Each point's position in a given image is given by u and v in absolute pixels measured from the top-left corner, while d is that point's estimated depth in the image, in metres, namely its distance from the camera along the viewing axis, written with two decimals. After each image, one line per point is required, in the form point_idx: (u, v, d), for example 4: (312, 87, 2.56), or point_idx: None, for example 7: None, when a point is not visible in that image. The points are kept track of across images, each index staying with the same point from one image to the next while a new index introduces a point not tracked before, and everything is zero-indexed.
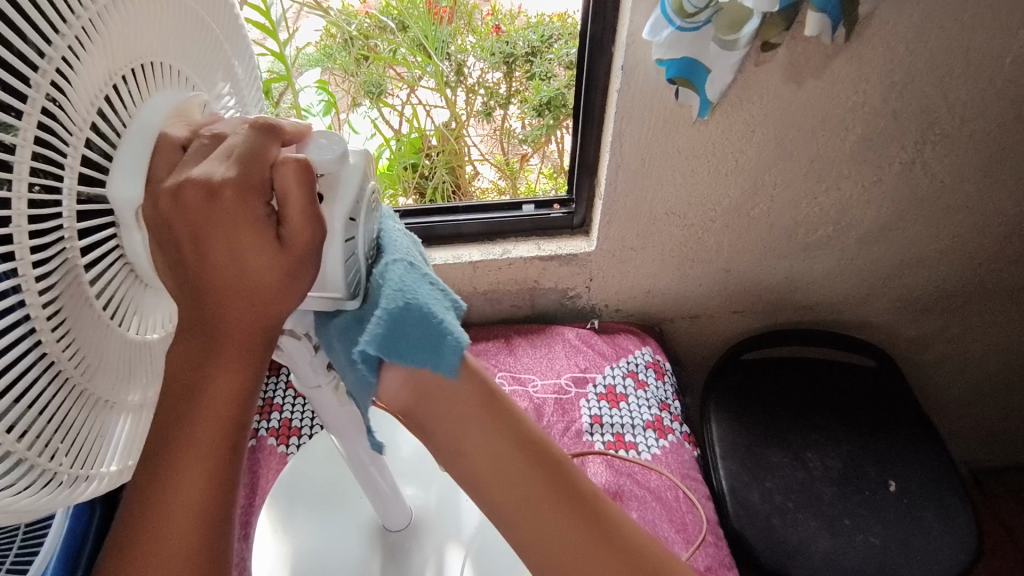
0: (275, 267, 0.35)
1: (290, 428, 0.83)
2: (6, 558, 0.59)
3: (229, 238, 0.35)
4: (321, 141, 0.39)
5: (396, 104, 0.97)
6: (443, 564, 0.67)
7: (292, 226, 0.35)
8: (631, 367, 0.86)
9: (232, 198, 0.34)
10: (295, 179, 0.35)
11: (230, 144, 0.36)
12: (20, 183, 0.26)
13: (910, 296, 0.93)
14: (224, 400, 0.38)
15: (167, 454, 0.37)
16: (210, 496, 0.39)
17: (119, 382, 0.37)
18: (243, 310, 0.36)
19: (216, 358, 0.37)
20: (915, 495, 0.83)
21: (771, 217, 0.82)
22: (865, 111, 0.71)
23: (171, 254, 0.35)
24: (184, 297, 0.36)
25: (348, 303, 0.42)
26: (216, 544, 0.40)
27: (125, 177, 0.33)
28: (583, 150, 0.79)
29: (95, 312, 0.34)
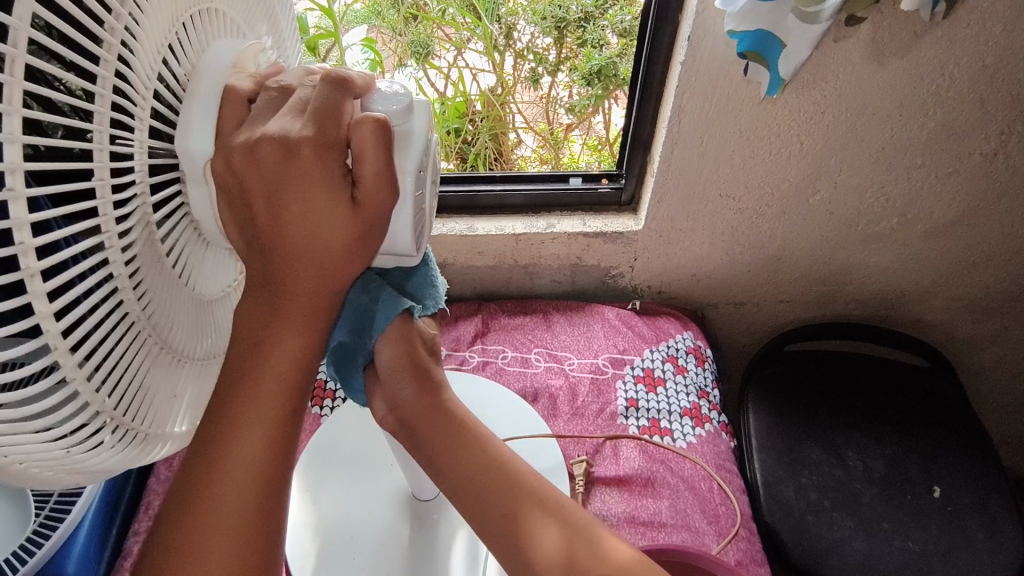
0: (345, 229, 0.35)
1: (324, 390, 0.83)
2: (50, 499, 0.60)
3: (301, 197, 0.34)
4: (387, 92, 0.37)
5: (442, 66, 0.95)
6: (468, 540, 0.67)
7: (364, 186, 0.34)
8: (672, 352, 0.84)
9: (310, 156, 0.34)
10: (369, 138, 0.33)
11: (301, 97, 0.35)
12: (101, 133, 0.26)
13: (972, 296, 0.88)
14: (287, 361, 0.37)
15: (225, 422, 0.36)
16: (270, 463, 0.38)
17: (191, 341, 0.37)
18: (311, 272, 0.36)
19: (279, 319, 0.37)
20: (960, 504, 0.79)
21: (832, 205, 0.78)
22: (950, 96, 0.66)
23: (242, 211, 0.35)
24: (254, 256, 0.36)
25: (412, 260, 0.41)
26: (273, 516, 0.38)
27: (194, 131, 0.32)
28: (637, 124, 0.76)
29: (167, 270, 0.34)
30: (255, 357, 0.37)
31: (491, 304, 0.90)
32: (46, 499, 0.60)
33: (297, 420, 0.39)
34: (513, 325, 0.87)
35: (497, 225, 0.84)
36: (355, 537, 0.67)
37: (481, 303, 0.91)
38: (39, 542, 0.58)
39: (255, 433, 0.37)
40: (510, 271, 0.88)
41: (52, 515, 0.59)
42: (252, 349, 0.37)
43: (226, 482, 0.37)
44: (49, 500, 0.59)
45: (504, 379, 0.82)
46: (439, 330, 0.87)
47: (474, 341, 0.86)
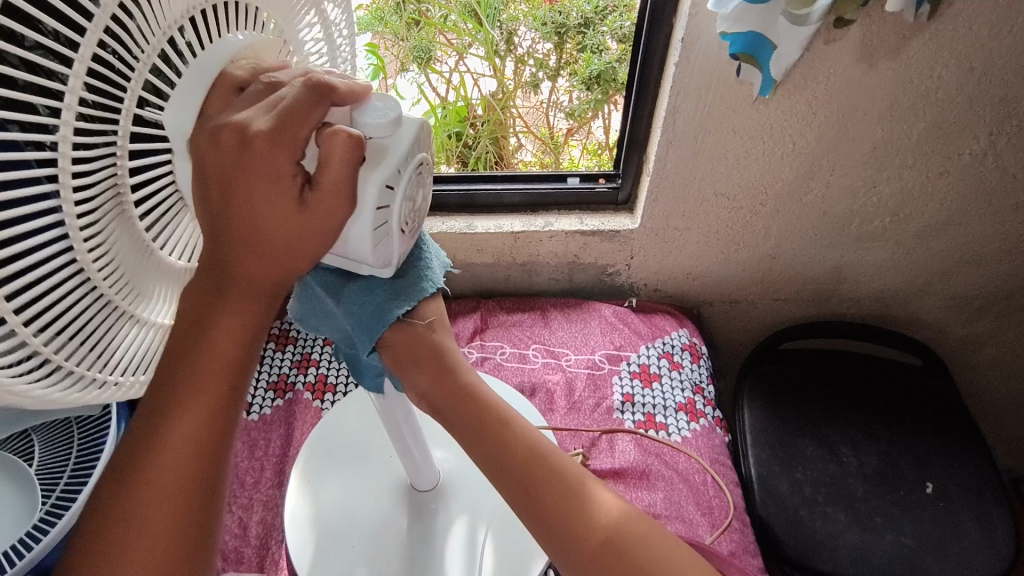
0: (295, 224, 0.36)
1: (325, 384, 0.84)
2: (57, 488, 0.61)
3: (255, 186, 0.35)
4: (376, 104, 0.39)
5: (444, 71, 0.97)
6: (466, 532, 0.68)
7: (321, 190, 0.35)
8: (667, 348, 0.85)
9: (263, 150, 0.35)
10: (337, 147, 0.35)
11: (281, 95, 0.36)
12: (70, 112, 0.27)
13: (964, 296, 0.90)
14: (231, 338, 0.39)
15: (174, 389, 0.38)
16: (208, 436, 0.39)
17: (154, 302, 0.38)
18: (260, 261, 0.37)
19: (224, 301, 0.38)
20: (953, 498, 0.80)
21: (824, 204, 0.79)
22: (938, 97, 0.68)
23: (201, 192, 0.36)
24: (212, 238, 0.37)
25: (370, 269, 0.42)
26: (209, 487, 0.40)
27: (180, 107, 0.34)
28: (634, 125, 0.78)
29: (134, 236, 0.35)
30: (198, 339, 0.38)
31: (490, 301, 0.92)
32: (52, 488, 0.61)
33: (238, 400, 0.40)
34: (511, 322, 0.89)
35: (496, 224, 0.86)
36: (354, 526, 0.69)
37: (480, 300, 0.93)
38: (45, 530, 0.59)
39: (197, 411, 0.38)
40: (508, 268, 0.90)
41: (58, 502, 0.60)
42: (196, 329, 0.38)
43: (168, 457, 0.38)
44: (56, 489, 0.61)
45: (503, 375, 0.83)
46: None
47: (473, 337, 0.87)
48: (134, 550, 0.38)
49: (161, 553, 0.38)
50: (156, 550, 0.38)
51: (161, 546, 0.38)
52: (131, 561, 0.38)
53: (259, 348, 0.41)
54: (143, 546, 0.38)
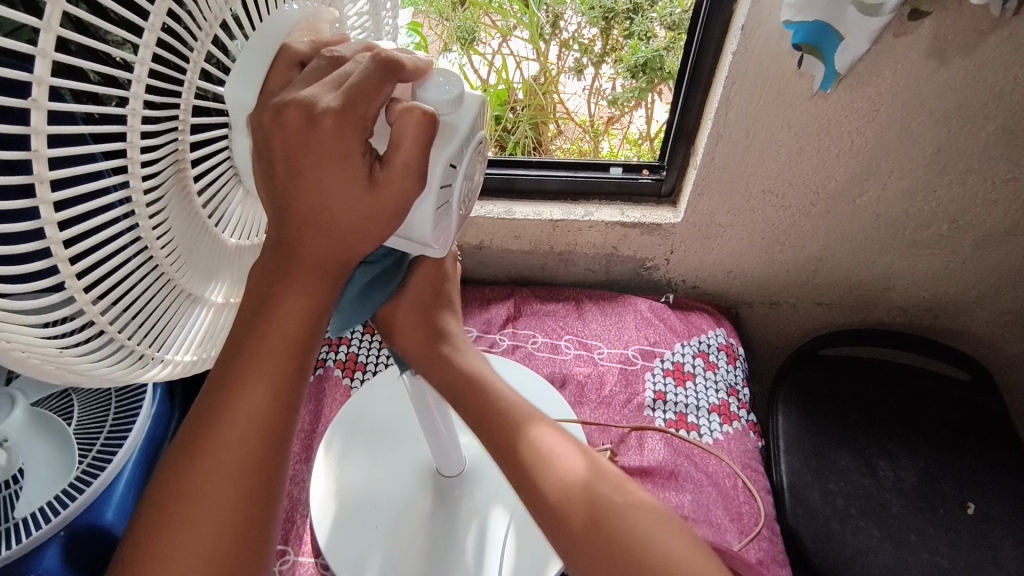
0: (361, 205, 0.35)
1: (356, 362, 0.84)
2: (94, 446, 0.63)
3: (319, 166, 0.34)
4: (438, 79, 0.38)
5: (487, 53, 0.95)
6: (486, 521, 0.68)
7: (390, 170, 0.35)
8: (703, 347, 0.83)
9: (331, 128, 0.33)
10: (415, 129, 0.34)
11: (343, 71, 0.34)
12: (139, 85, 0.27)
13: (1021, 310, 0.85)
14: (296, 317, 0.38)
15: (240, 364, 0.38)
16: (272, 411, 0.39)
17: (204, 278, 0.38)
18: (320, 240, 0.36)
19: (289, 279, 0.37)
20: (996, 522, 0.77)
21: (879, 208, 0.76)
22: (1013, 98, 0.63)
23: (265, 169, 0.35)
24: (275, 217, 0.36)
25: (430, 250, 0.41)
26: (271, 465, 0.40)
27: (240, 82, 0.33)
28: (682, 117, 0.75)
29: (192, 207, 0.35)
30: (264, 315, 0.38)
31: (524, 289, 0.91)
32: (91, 445, 0.63)
33: (300, 378, 0.40)
34: (545, 311, 0.87)
35: (535, 210, 0.84)
36: (376, 506, 0.69)
37: (514, 288, 0.92)
38: (82, 487, 0.60)
39: (260, 386, 0.39)
40: (544, 257, 0.89)
41: (94, 462, 0.62)
42: (260, 307, 0.38)
43: (230, 431, 0.38)
44: (93, 447, 0.62)
45: (533, 364, 0.82)
46: (472, 310, 0.87)
47: (505, 324, 0.86)
48: (194, 523, 0.38)
49: (216, 530, 0.38)
50: (218, 525, 0.38)
51: (217, 524, 0.38)
52: (185, 536, 0.37)
53: (324, 328, 0.40)
54: (197, 521, 0.38)
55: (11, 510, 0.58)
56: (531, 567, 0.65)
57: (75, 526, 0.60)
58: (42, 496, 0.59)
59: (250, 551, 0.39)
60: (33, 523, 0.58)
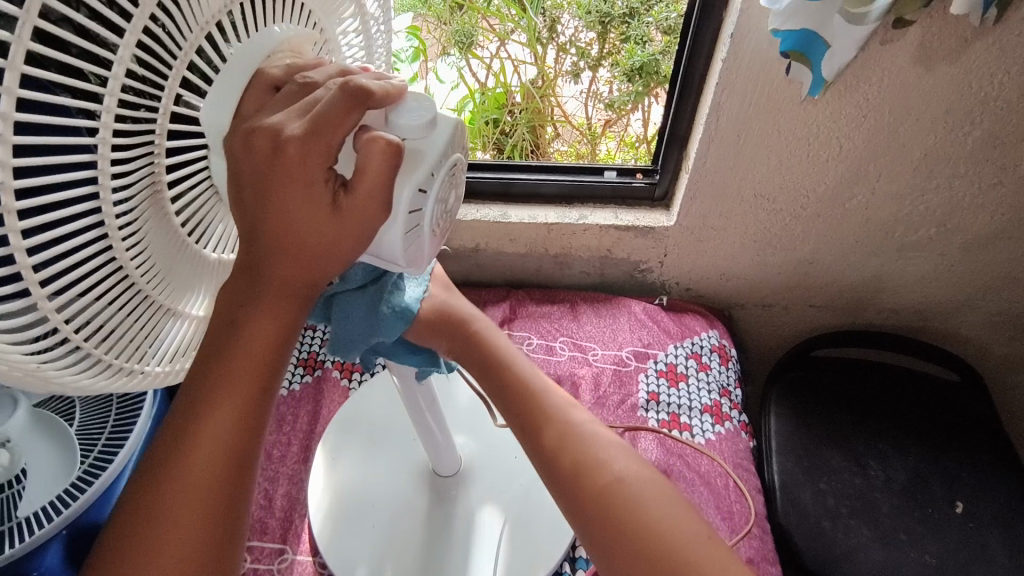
0: (325, 231, 0.36)
1: (353, 364, 0.85)
2: (95, 447, 0.64)
3: (285, 191, 0.35)
4: (411, 104, 0.39)
5: (485, 56, 0.96)
6: (481, 521, 0.69)
7: (353, 198, 0.36)
8: (696, 349, 0.84)
9: (296, 155, 0.35)
10: (379, 161, 0.35)
11: (314, 97, 0.35)
12: (111, 99, 0.28)
13: (1010, 313, 0.86)
14: (264, 339, 0.39)
15: (209, 384, 0.39)
16: (237, 433, 0.40)
17: (183, 295, 0.40)
18: (286, 263, 0.38)
19: (259, 301, 0.38)
20: (983, 521, 0.78)
21: (869, 211, 0.77)
22: (997, 105, 0.65)
23: (234, 191, 0.37)
24: (247, 238, 0.38)
25: (403, 269, 0.42)
26: (236, 484, 0.41)
27: (217, 103, 0.34)
28: (675, 122, 0.76)
29: (173, 226, 0.37)
30: (232, 336, 0.38)
31: (520, 292, 0.92)
32: (92, 446, 0.64)
33: (268, 399, 0.41)
34: (540, 313, 0.88)
35: (530, 214, 0.85)
36: (373, 505, 0.70)
37: (511, 290, 0.93)
38: (83, 487, 0.61)
39: (227, 408, 0.39)
40: (540, 259, 0.90)
41: (96, 462, 0.63)
42: (228, 327, 0.38)
43: (200, 451, 0.39)
44: (94, 449, 0.63)
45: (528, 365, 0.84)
46: None
47: (501, 326, 0.88)
48: (162, 538, 0.39)
49: (188, 543, 0.39)
50: (183, 542, 0.39)
51: (188, 539, 0.39)
52: (159, 549, 0.39)
53: (291, 349, 0.41)
54: (171, 536, 0.39)
55: (14, 510, 0.59)
56: (525, 563, 0.66)
57: (78, 524, 0.61)
58: (42, 496, 0.60)
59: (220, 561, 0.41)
60: (36, 523, 0.59)
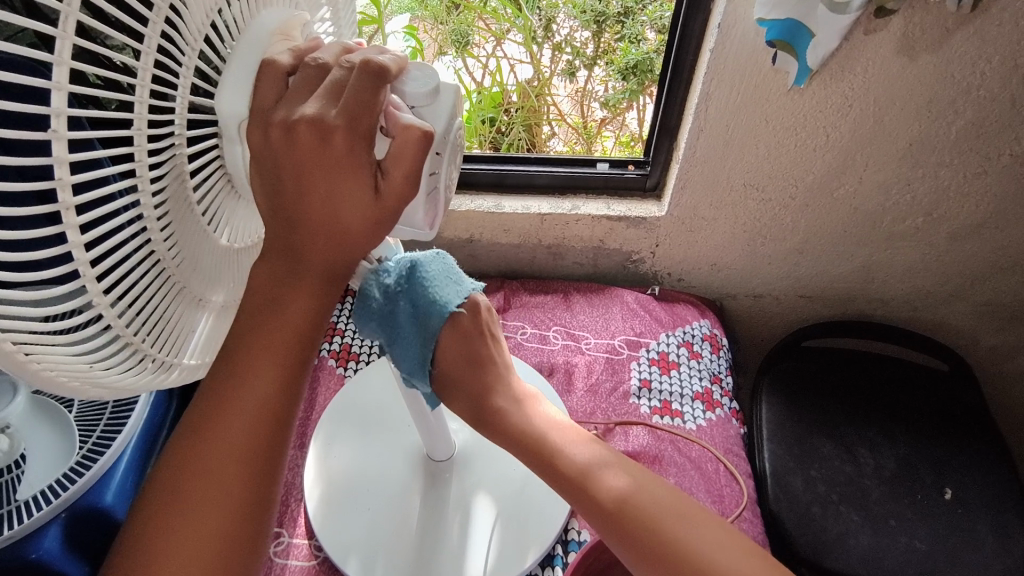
0: (368, 215, 0.38)
1: (349, 352, 0.86)
2: (95, 432, 0.65)
3: (330, 179, 0.37)
4: (415, 73, 0.40)
5: (482, 55, 0.98)
6: (474, 506, 0.70)
7: (392, 181, 0.37)
8: (687, 337, 0.86)
9: (343, 143, 0.36)
10: (414, 146, 0.37)
11: (337, 80, 0.36)
12: (143, 89, 0.30)
13: (998, 302, 0.88)
14: (302, 313, 0.41)
15: (249, 354, 0.41)
16: (276, 398, 0.42)
17: (207, 283, 0.41)
18: (328, 246, 0.39)
19: (297, 277, 0.40)
20: (972, 507, 0.79)
21: (856, 200, 0.78)
22: (980, 95, 0.66)
23: (270, 181, 0.37)
24: (277, 224, 0.39)
25: (425, 234, 0.45)
26: (273, 449, 0.43)
27: (231, 95, 0.36)
28: (666, 113, 0.78)
29: (195, 217, 0.38)
30: (274, 311, 0.40)
31: (514, 282, 0.93)
32: (90, 432, 0.65)
33: (302, 373, 0.43)
34: (534, 303, 0.90)
35: (524, 205, 0.87)
36: (368, 490, 0.71)
37: (505, 280, 0.94)
38: (82, 470, 0.62)
39: (267, 378, 0.41)
40: (534, 250, 0.91)
41: (94, 448, 0.64)
42: (270, 302, 0.40)
43: (239, 418, 0.41)
44: (93, 433, 0.64)
45: (522, 353, 0.85)
46: None
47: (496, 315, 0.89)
48: (201, 501, 0.41)
49: (225, 508, 0.41)
50: (223, 505, 0.41)
51: (225, 503, 0.41)
52: (194, 515, 0.41)
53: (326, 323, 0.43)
54: (207, 501, 0.41)
55: (13, 493, 0.60)
56: (515, 545, 0.67)
57: (76, 507, 0.62)
58: (42, 479, 0.61)
59: (253, 530, 0.43)
60: (36, 504, 0.60)
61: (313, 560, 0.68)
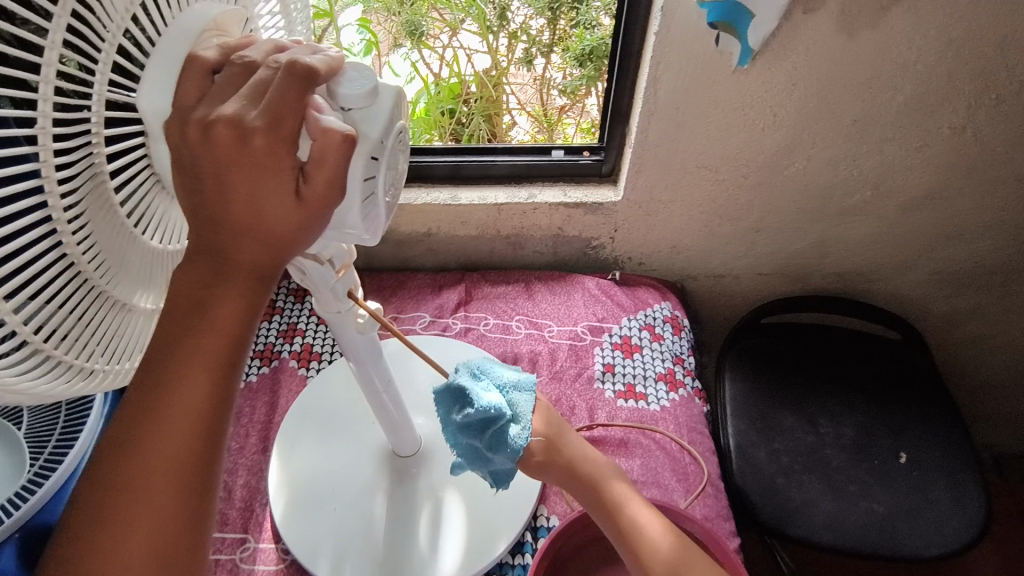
0: (293, 218, 0.37)
1: (311, 352, 0.84)
2: (46, 449, 0.63)
3: (251, 182, 0.36)
4: (352, 73, 0.39)
5: (438, 46, 0.96)
6: (439, 501, 0.70)
7: (316, 185, 0.36)
8: (649, 320, 0.87)
9: (262, 146, 0.35)
10: (337, 152, 0.35)
11: (263, 78, 0.36)
12: (48, 86, 0.28)
13: (945, 271, 0.91)
14: (231, 316, 0.39)
15: (177, 358, 0.39)
16: (211, 403, 0.41)
17: (133, 287, 0.40)
18: (252, 249, 0.38)
19: (223, 281, 0.39)
20: (926, 468, 0.82)
21: (806, 177, 0.80)
22: (918, 69, 0.68)
23: (190, 182, 0.37)
24: (199, 225, 0.37)
25: (367, 238, 0.44)
26: (211, 455, 0.41)
27: (153, 89, 0.34)
28: (617, 97, 0.78)
29: (117, 219, 0.36)
30: (197, 316, 0.39)
31: (475, 274, 0.93)
32: (41, 449, 0.63)
33: (235, 372, 0.41)
34: (495, 294, 0.89)
35: (480, 196, 0.86)
36: (334, 490, 0.70)
37: (466, 273, 0.93)
38: (33, 488, 0.60)
39: (200, 380, 0.40)
40: (493, 241, 0.91)
41: (46, 465, 0.62)
42: (194, 307, 0.39)
43: (175, 427, 0.40)
44: (44, 450, 0.62)
45: (485, 345, 0.85)
46: (424, 297, 0.90)
47: (457, 308, 0.89)
48: (138, 513, 0.39)
49: (161, 516, 0.40)
50: (161, 514, 0.40)
51: (162, 511, 0.40)
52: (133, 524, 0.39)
53: (257, 322, 0.41)
54: (145, 507, 0.39)
55: None
56: (476, 539, 0.67)
57: (30, 526, 0.60)
58: None
59: (193, 535, 0.41)
60: None
61: (281, 564, 0.67)
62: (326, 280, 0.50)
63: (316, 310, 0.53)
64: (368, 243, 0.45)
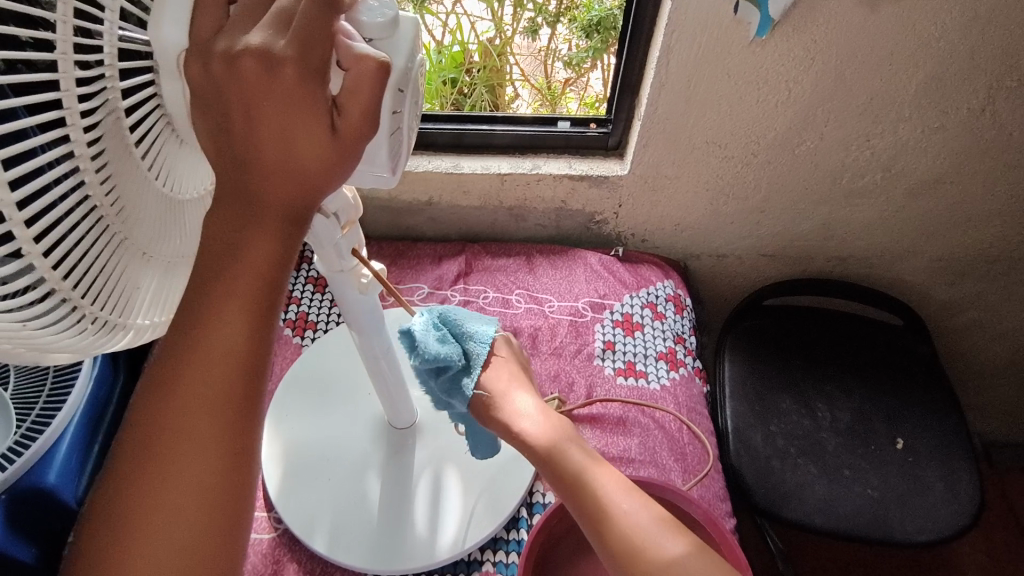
0: (325, 154, 0.35)
1: (306, 321, 0.83)
2: (34, 408, 0.61)
3: (281, 116, 0.33)
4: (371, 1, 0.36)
5: (441, 12, 0.91)
6: (439, 471, 0.69)
7: (349, 117, 0.34)
8: (651, 298, 0.85)
9: (293, 76, 0.33)
10: (370, 80, 0.34)
11: (283, 8, 0.34)
12: (65, 24, 0.26)
13: (951, 258, 0.89)
14: (269, 257, 0.38)
15: (212, 301, 0.38)
16: (249, 346, 0.39)
17: (154, 235, 0.38)
18: (286, 189, 0.36)
19: (255, 221, 0.36)
20: (921, 455, 0.82)
21: (817, 156, 0.78)
22: (940, 46, 0.65)
23: (217, 121, 0.34)
24: (228, 165, 0.35)
25: (390, 179, 0.42)
26: (249, 401, 0.40)
27: (167, 22, 0.32)
28: (627, 68, 0.75)
29: (134, 161, 0.34)
30: (234, 258, 0.37)
31: (475, 245, 0.91)
32: (29, 409, 0.61)
33: (271, 321, 0.40)
34: (495, 266, 0.88)
35: (483, 165, 0.84)
36: (330, 459, 0.70)
37: (466, 244, 0.92)
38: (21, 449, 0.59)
39: (236, 322, 0.38)
40: (495, 212, 0.89)
41: (33, 427, 0.60)
42: (228, 249, 0.37)
43: (211, 370, 0.38)
44: (32, 411, 0.60)
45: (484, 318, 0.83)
46: (422, 268, 0.88)
47: (457, 280, 0.87)
48: (178, 461, 0.38)
49: (205, 463, 0.39)
50: (203, 463, 0.39)
51: (203, 471, 0.39)
52: (177, 478, 0.38)
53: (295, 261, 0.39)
54: (185, 456, 0.38)
55: None
56: (484, 510, 0.66)
57: (18, 488, 0.58)
58: None
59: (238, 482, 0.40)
60: None
61: (275, 532, 0.66)
62: (332, 237, 0.48)
63: (322, 270, 0.52)
64: (386, 187, 0.44)
